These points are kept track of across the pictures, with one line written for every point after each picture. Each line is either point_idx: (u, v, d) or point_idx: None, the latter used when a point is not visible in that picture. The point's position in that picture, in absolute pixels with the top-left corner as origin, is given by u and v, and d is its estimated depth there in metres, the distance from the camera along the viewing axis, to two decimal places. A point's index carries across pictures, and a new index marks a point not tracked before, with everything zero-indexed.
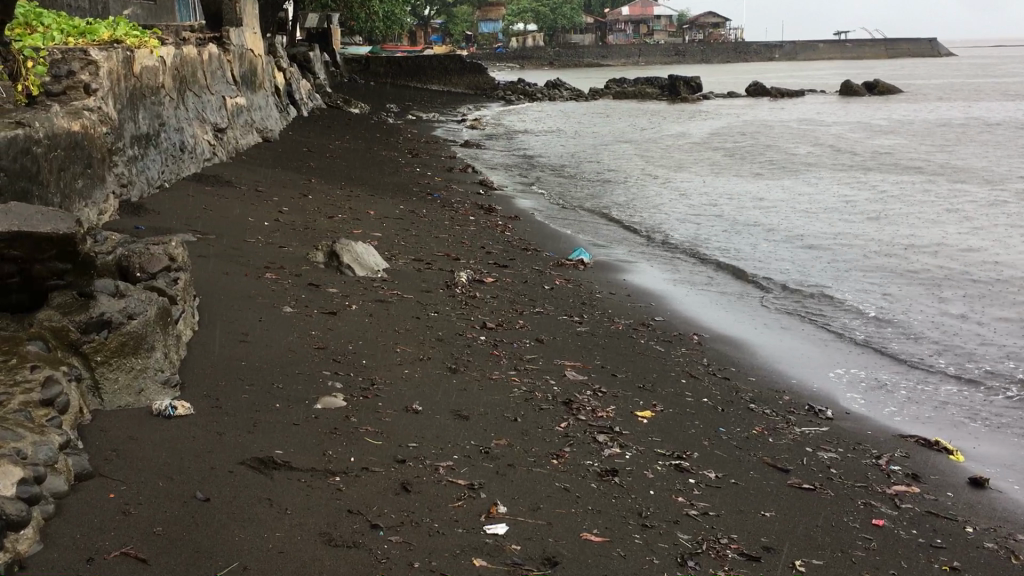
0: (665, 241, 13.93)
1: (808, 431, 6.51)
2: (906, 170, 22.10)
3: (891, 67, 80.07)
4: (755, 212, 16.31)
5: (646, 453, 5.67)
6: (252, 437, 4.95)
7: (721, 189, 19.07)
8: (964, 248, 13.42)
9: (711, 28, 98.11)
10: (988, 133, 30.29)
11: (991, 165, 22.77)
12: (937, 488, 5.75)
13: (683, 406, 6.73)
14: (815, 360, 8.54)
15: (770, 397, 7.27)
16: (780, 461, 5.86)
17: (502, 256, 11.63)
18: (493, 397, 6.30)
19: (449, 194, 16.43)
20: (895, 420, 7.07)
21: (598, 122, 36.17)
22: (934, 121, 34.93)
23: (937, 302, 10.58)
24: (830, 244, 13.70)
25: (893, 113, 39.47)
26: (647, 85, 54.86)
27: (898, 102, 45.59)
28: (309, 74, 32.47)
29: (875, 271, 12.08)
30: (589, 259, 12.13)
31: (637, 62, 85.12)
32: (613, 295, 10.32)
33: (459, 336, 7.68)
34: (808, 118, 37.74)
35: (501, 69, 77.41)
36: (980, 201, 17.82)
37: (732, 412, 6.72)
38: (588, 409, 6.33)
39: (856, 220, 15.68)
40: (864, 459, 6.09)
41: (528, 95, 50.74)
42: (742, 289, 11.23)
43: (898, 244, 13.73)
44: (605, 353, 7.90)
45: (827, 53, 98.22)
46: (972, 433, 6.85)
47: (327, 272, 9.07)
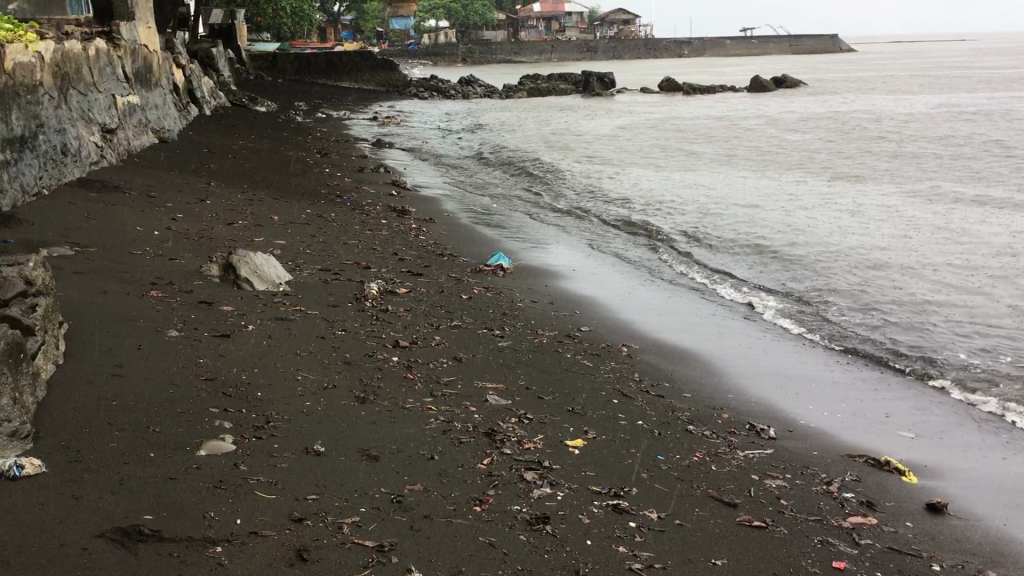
0: (589, 242, 13.41)
1: (752, 455, 5.98)
2: (822, 165, 22.10)
3: (795, 64, 79.39)
4: (677, 210, 15.91)
5: (579, 493, 5.05)
6: (117, 500, 4.15)
7: (641, 185, 18.71)
8: (888, 244, 13.25)
9: (623, 26, 98.84)
10: (898, 126, 30.72)
11: (903, 160, 22.90)
12: (896, 518, 5.26)
13: (619, 432, 6.15)
14: (754, 368, 8.04)
15: (707, 416, 6.73)
16: (726, 494, 5.31)
17: (416, 263, 10.90)
18: (406, 431, 5.61)
19: (360, 196, 15.61)
20: (840, 435, 6.61)
21: (513, 119, 35.58)
22: (844, 115, 35.32)
23: (868, 301, 10.26)
24: (755, 241, 13.35)
25: (805, 108, 39.91)
26: (561, 81, 54.57)
27: (808, 97, 46.15)
28: (212, 71, 31.09)
29: (806, 268, 11.75)
30: (510, 263, 11.49)
31: (551, 58, 84.82)
32: (536, 303, 9.70)
33: (368, 357, 6.95)
34: (723, 113, 37.85)
35: (413, 64, 76.19)
36: (897, 195, 17.80)
37: (670, 436, 6.16)
38: (513, 440, 5.69)
39: (779, 216, 15.41)
40: (814, 486, 5.58)
41: (441, 92, 49.81)
42: (674, 292, 10.71)
43: (821, 240, 13.47)
44: (530, 371, 7.26)
45: (734, 49, 99.50)
46: (922, 449, 6.42)
47: (222, 287, 8.22)
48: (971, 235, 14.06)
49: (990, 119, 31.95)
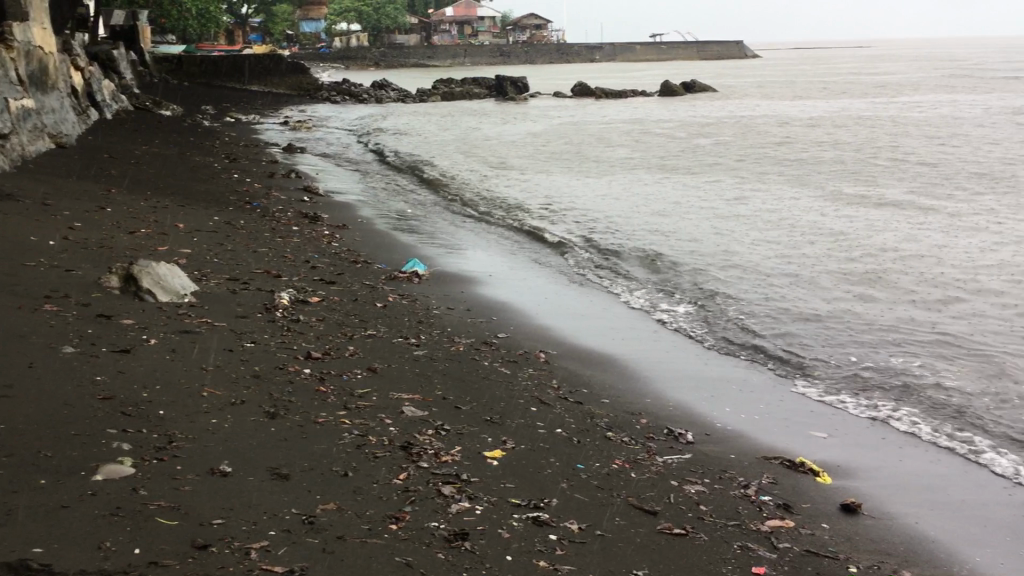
0: (505, 247, 13.31)
1: (671, 461, 5.95)
2: (732, 168, 22.48)
3: (704, 70, 80.87)
4: (592, 214, 15.95)
5: (498, 507, 4.94)
6: (3, 533, 3.87)
7: (556, 189, 18.72)
8: (797, 246, 13.49)
9: (535, 30, 99.27)
10: (804, 130, 31.49)
11: (809, 162, 23.46)
12: (813, 520, 5.29)
13: (537, 441, 6.05)
14: (671, 372, 8.05)
15: (626, 422, 6.69)
16: (646, 501, 5.27)
17: (328, 271, 10.64)
18: (318, 447, 5.41)
19: (270, 202, 15.22)
20: (757, 437, 6.63)
21: (427, 124, 35.35)
22: (751, 119, 36.12)
23: (779, 303, 10.41)
24: (670, 244, 13.47)
25: (715, 112, 40.61)
26: (475, 85, 54.47)
27: (717, 101, 47.01)
28: (114, 74, 30.04)
29: (719, 271, 11.87)
30: (425, 269, 11.31)
31: (464, 62, 84.60)
32: (452, 310, 9.55)
33: (279, 370, 6.71)
34: (635, 117, 38.25)
35: (324, 68, 75.09)
36: (805, 196, 18.20)
37: (589, 444, 6.09)
38: (429, 453, 5.54)
39: (692, 219, 15.58)
40: (732, 490, 5.57)
41: (353, 96, 49.18)
42: (590, 297, 10.69)
43: (733, 243, 13.65)
44: (446, 381, 7.12)
45: (644, 54, 100.84)
46: (835, 449, 6.49)
47: (123, 299, 7.85)
48: (875, 235, 14.45)
49: (888, 122, 33.07)
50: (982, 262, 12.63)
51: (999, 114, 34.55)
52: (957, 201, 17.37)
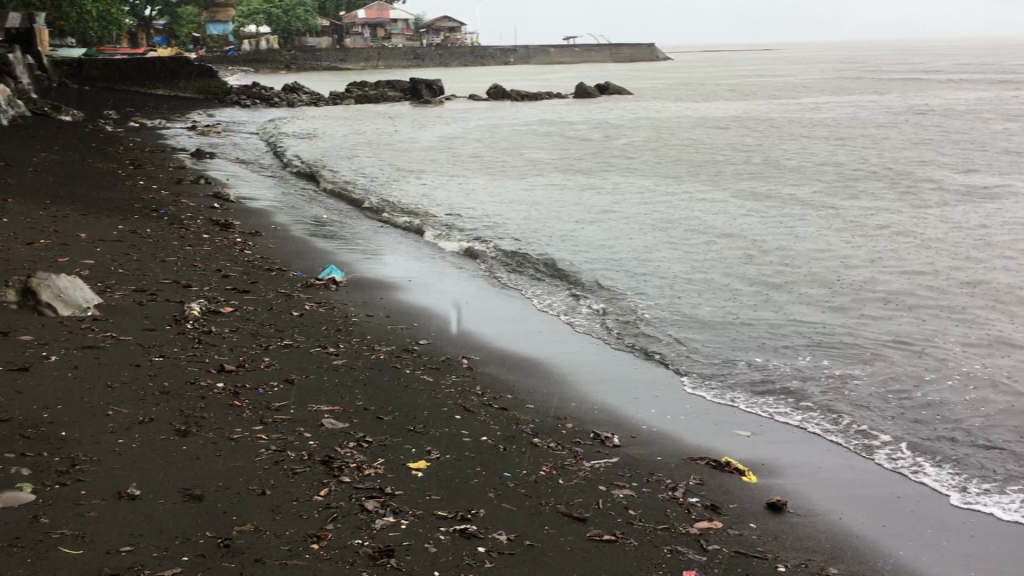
0: (423, 251, 13.12)
1: (599, 465, 5.88)
2: (647, 168, 22.68)
3: (616, 72, 81.73)
4: (510, 217, 15.89)
5: (424, 520, 4.79)
6: None
7: (474, 193, 18.60)
8: (713, 245, 13.65)
9: (448, 33, 98.97)
10: (716, 131, 32.01)
11: (722, 161, 23.83)
12: (741, 520, 5.28)
13: (462, 450, 5.92)
14: (595, 374, 7.99)
15: (552, 427, 6.60)
16: (575, 508, 5.18)
17: (241, 280, 10.31)
18: (234, 464, 5.18)
19: (178, 210, 14.72)
20: (683, 438, 6.62)
21: (340, 127, 34.84)
22: (664, 120, 36.65)
23: (699, 302, 10.48)
24: (589, 245, 13.48)
25: (629, 113, 41.02)
26: (389, 89, 53.99)
27: (630, 103, 47.55)
28: (9, 79, 28.79)
29: (639, 272, 11.91)
30: (342, 276, 11.06)
31: (377, 65, 83.80)
32: (371, 318, 9.33)
33: (190, 385, 6.43)
34: (550, 120, 38.39)
35: (234, 71, 73.48)
36: (719, 195, 18.45)
37: (515, 451, 5.98)
38: (351, 467, 5.36)
39: (610, 220, 15.63)
40: (660, 493, 5.53)
41: (263, 100, 48.19)
42: (511, 300, 10.59)
43: (652, 242, 13.73)
44: (366, 391, 6.92)
45: (558, 57, 101.50)
46: (760, 447, 6.51)
47: (20, 314, 7.44)
48: (788, 233, 14.74)
49: (796, 123, 33.91)
50: (890, 258, 12.99)
51: (899, 115, 35.84)
52: (864, 199, 17.87)
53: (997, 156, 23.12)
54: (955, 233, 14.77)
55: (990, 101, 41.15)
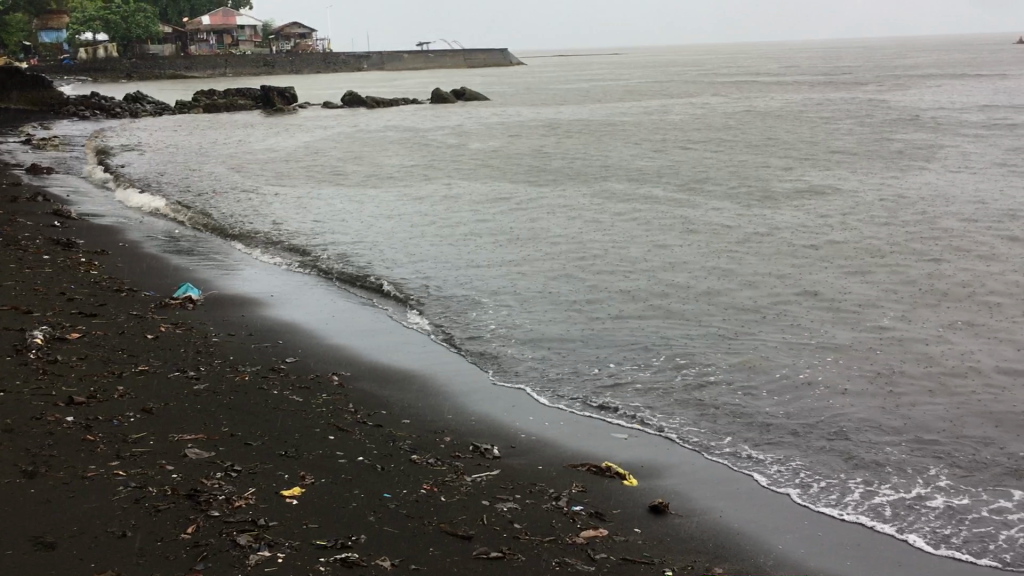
0: (285, 264, 12.69)
1: (480, 479, 5.76)
2: (509, 171, 22.76)
3: (471, 77, 81.96)
4: (374, 224, 15.60)
5: (302, 551, 4.56)
6: None
7: (335, 202, 18.19)
8: (579, 244, 13.77)
9: (299, 39, 96.93)
10: (573, 134, 32.47)
11: (581, 163, 24.16)
12: (626, 525, 5.27)
13: (338, 472, 5.69)
14: (470, 385, 7.87)
15: (430, 442, 6.43)
16: (459, 526, 5.05)
17: (89, 302, 9.68)
18: (91, 505, 4.80)
19: (14, 229, 13.73)
20: (563, 444, 6.58)
21: (189, 138, 33.50)
22: (522, 125, 36.96)
23: (569, 304, 10.52)
24: (456, 251, 13.35)
25: (486, 118, 41.17)
26: (239, 97, 52.35)
27: (488, 108, 47.74)
28: None
29: (508, 276, 11.87)
30: (200, 294, 10.55)
31: (226, 72, 81.19)
32: (233, 337, 8.91)
33: (36, 420, 5.94)
34: (408, 125, 38.07)
35: (69, 81, 69.64)
36: (581, 196, 18.68)
37: (394, 469, 5.79)
38: (221, 499, 5.06)
39: (476, 223, 15.57)
40: (545, 504, 5.45)
41: (104, 111, 45.85)
42: (380, 312, 10.33)
43: (519, 245, 13.73)
44: (232, 415, 6.58)
45: (412, 63, 100.95)
46: (639, 450, 6.54)
47: None
48: (648, 228, 15.02)
49: (649, 125, 34.79)
50: (746, 249, 13.40)
51: (743, 116, 37.38)
52: (717, 195, 18.46)
53: (835, 153, 24.38)
54: (804, 221, 15.41)
55: (825, 100, 43.50)
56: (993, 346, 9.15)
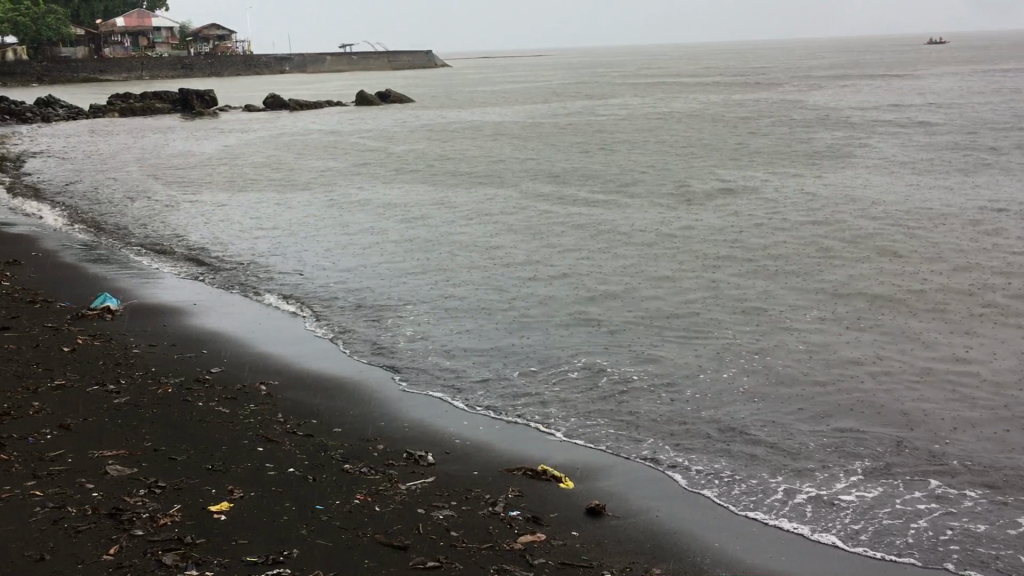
0: (209, 272, 12.36)
1: (415, 487, 5.66)
2: (437, 174, 22.60)
3: (394, 79, 81.31)
4: (300, 230, 15.32)
5: (231, 569, 4.42)
6: None
7: (259, 207, 17.81)
8: (509, 246, 13.72)
9: (218, 41, 94.95)
10: (501, 136, 32.42)
11: (509, 165, 24.13)
12: (564, 529, 5.24)
13: (269, 484, 5.53)
14: (402, 391, 7.74)
15: (362, 450, 6.31)
16: (394, 536, 4.94)
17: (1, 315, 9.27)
18: (6, 528, 4.58)
19: None
20: (498, 448, 6.52)
21: (105, 143, 32.48)
22: (448, 127, 36.79)
23: (500, 307, 10.47)
24: (384, 256, 13.17)
25: (412, 120, 40.87)
26: (157, 100, 51.01)
27: (413, 110, 47.41)
28: None
29: (438, 279, 11.77)
30: (119, 304, 10.19)
31: (142, 75, 79.06)
32: (155, 348, 8.63)
33: None
34: (333, 128, 37.58)
35: None
36: (510, 197, 18.62)
37: (326, 480, 5.66)
38: (145, 517, 4.87)
39: (405, 227, 15.40)
40: (481, 510, 5.38)
41: (14, 116, 44.18)
42: (308, 318, 10.12)
43: (448, 248, 13.63)
44: (156, 429, 6.35)
45: (335, 65, 99.74)
46: (575, 452, 6.51)
47: None
48: (577, 228, 15.05)
49: (575, 126, 34.94)
50: (674, 247, 13.52)
51: (668, 116, 37.83)
52: (645, 195, 18.61)
53: (758, 153, 24.84)
54: (730, 220, 15.63)
55: (746, 100, 44.28)
56: (914, 341, 9.38)
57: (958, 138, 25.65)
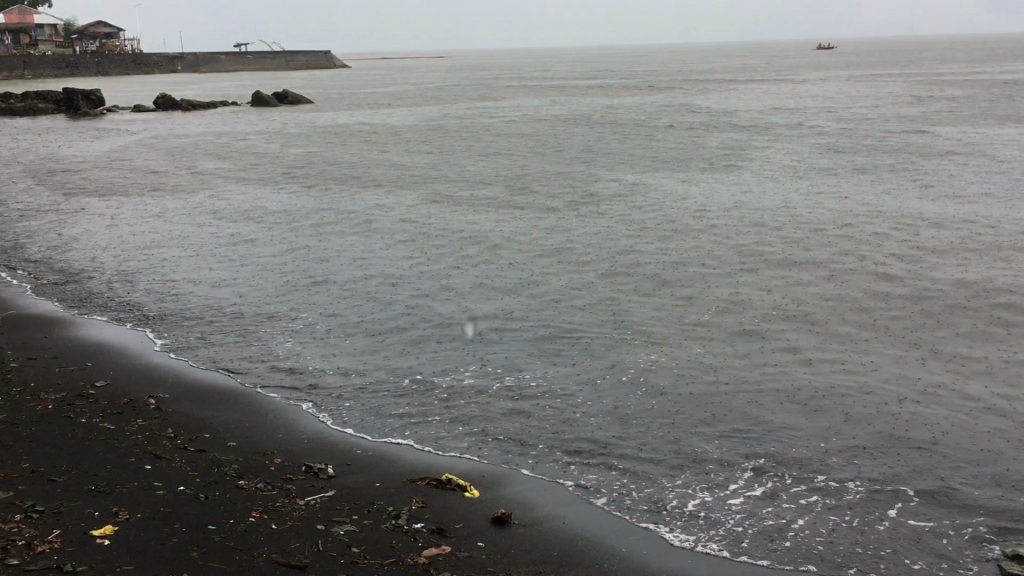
0: (94, 279, 11.79)
1: (314, 501, 5.45)
2: (335, 176, 22.19)
3: (291, 79, 79.84)
4: (191, 234, 14.78)
5: None
6: None
7: (147, 211, 17.09)
8: (410, 250, 13.53)
9: (105, 39, 91.49)
10: (400, 138, 32.09)
11: (410, 167, 23.88)
12: (470, 540, 5.12)
13: (157, 504, 5.24)
14: (299, 402, 7.48)
15: (258, 465, 6.05)
16: (292, 555, 4.74)
17: None
18: None
19: None
20: (400, 458, 6.34)
21: None
22: (346, 128, 36.25)
23: (402, 312, 10.29)
24: (281, 261, 12.81)
25: (311, 121, 40.13)
26: (38, 100, 48.73)
27: (311, 111, 46.56)
28: None
29: (337, 285, 11.50)
30: None
31: (22, 73, 75.47)
32: (34, 361, 8.15)
33: None
34: (228, 129, 36.54)
35: None
36: (410, 200, 18.40)
37: (219, 497, 5.40)
38: (21, 546, 4.55)
39: (302, 231, 15.02)
40: (383, 522, 5.21)
41: None
42: (199, 326, 9.72)
43: (347, 253, 13.35)
44: (33, 449, 5.96)
45: (229, 64, 97.30)
46: (479, 461, 6.39)
47: None
48: (478, 231, 14.95)
49: (476, 128, 34.88)
50: (575, 250, 13.56)
51: (568, 119, 38.15)
52: (546, 196, 18.63)
53: (656, 155, 25.20)
54: (630, 221, 15.79)
55: (644, 103, 45.04)
56: (810, 340, 9.59)
57: (844, 141, 26.56)
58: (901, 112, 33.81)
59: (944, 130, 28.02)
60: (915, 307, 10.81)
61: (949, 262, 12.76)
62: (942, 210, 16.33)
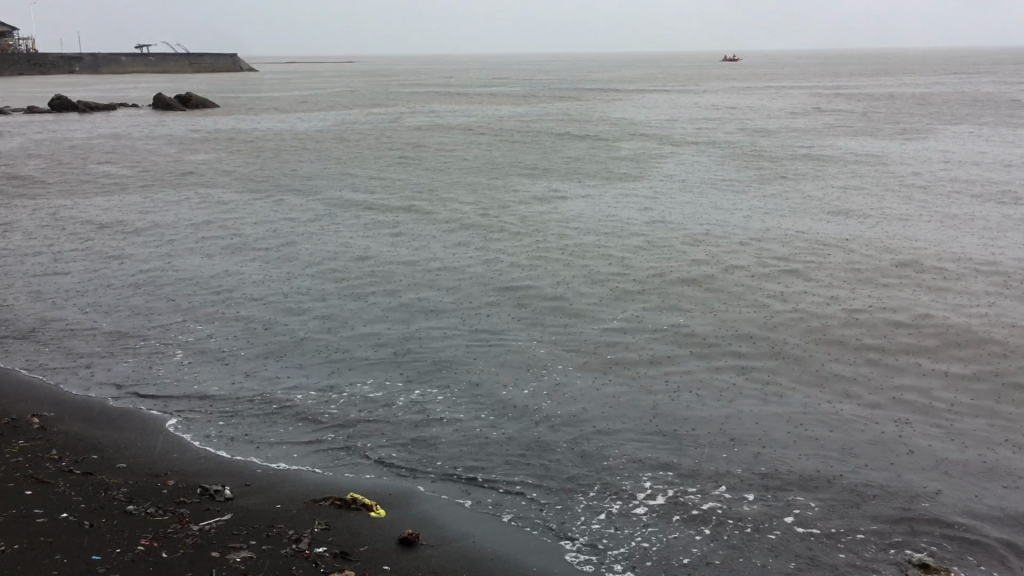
0: None
1: (209, 526, 5.16)
2: (239, 183, 21.61)
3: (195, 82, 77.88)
4: (84, 243, 14.12)
5: None
6: None
7: (37, 219, 16.30)
8: (316, 261, 13.21)
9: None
10: (306, 143, 31.51)
11: (317, 174, 23.47)
12: (375, 562, 4.92)
13: (36, 534, 4.88)
14: (196, 421, 7.13)
15: (151, 487, 5.71)
16: None
17: None
18: None
19: None
20: (303, 477, 6.07)
21: None
22: (252, 133, 35.43)
23: (307, 325, 10.00)
24: (180, 272, 12.33)
25: (214, 125, 39.11)
26: None
27: (215, 115, 45.42)
28: None
29: (239, 296, 11.11)
30: None
31: None
32: None
33: None
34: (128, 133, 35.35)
35: None
36: (316, 208, 18.03)
37: (107, 523, 5.07)
38: None
39: (203, 240, 14.52)
40: (283, 547, 4.97)
41: None
42: (92, 341, 9.24)
43: (250, 263, 12.95)
44: None
45: (130, 66, 94.42)
46: (386, 480, 6.18)
47: None
48: (385, 241, 14.70)
49: (385, 135, 34.54)
50: (484, 260, 13.44)
51: (478, 126, 38.15)
52: (456, 205, 18.50)
53: (565, 164, 25.29)
54: (539, 231, 15.77)
55: (553, 111, 45.39)
56: (717, 350, 9.66)
57: (747, 151, 27.16)
58: (800, 125, 34.85)
59: (839, 143, 28.92)
60: (818, 316, 11.03)
61: (849, 272, 13.09)
62: (840, 221, 16.78)
